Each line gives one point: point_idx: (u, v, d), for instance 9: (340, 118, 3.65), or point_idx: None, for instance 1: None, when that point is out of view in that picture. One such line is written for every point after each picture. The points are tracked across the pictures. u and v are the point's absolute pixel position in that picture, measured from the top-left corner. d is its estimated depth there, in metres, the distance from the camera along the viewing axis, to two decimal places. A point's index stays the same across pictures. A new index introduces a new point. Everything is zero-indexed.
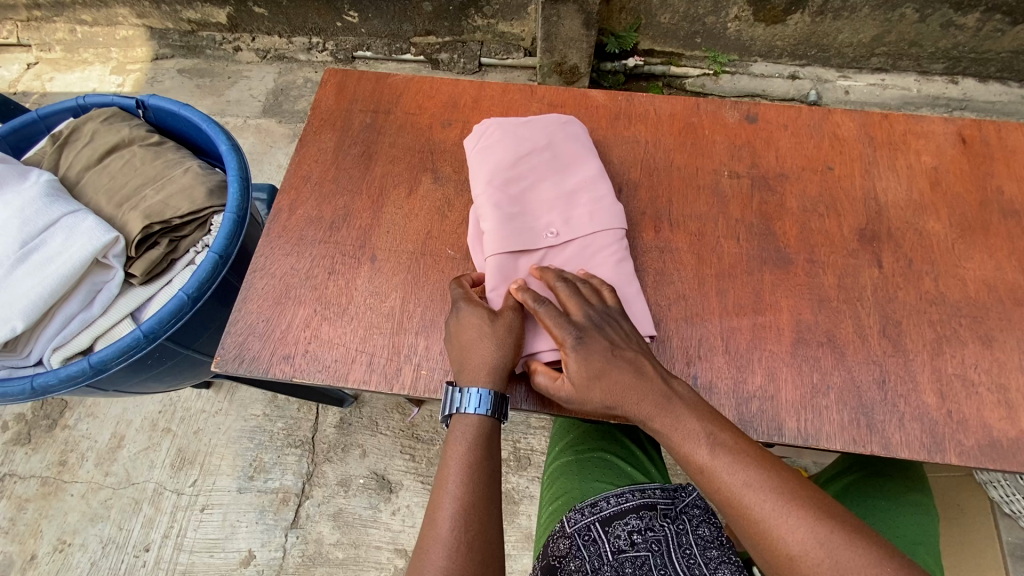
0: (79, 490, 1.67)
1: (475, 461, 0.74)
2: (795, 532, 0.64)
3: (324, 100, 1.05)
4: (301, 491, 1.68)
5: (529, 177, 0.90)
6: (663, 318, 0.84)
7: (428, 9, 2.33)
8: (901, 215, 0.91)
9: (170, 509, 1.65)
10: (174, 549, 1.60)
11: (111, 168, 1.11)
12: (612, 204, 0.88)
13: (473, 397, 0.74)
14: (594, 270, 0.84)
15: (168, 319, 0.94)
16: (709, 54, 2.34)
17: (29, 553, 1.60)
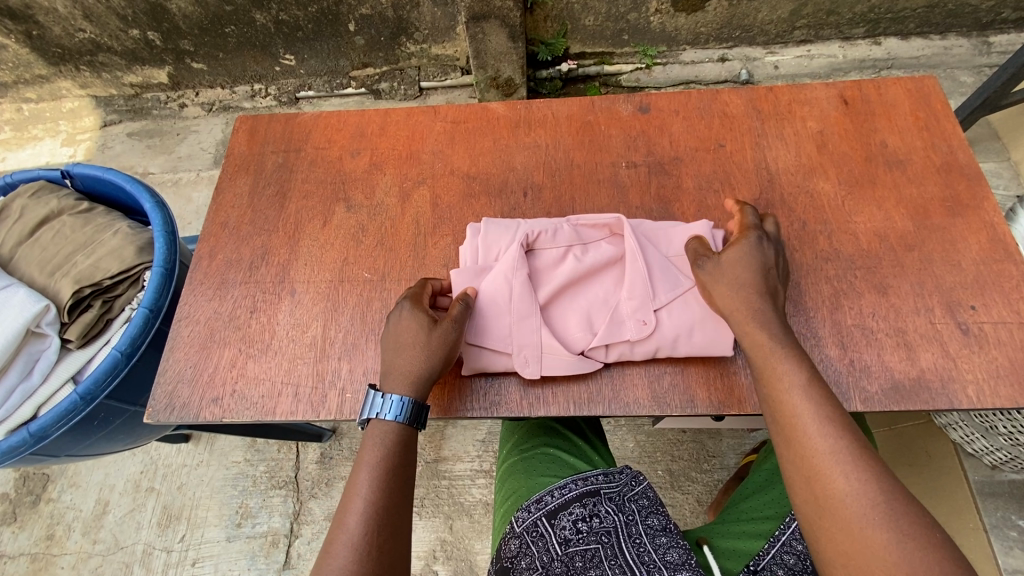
0: (69, 562, 1.68)
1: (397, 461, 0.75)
2: (850, 472, 0.63)
3: (236, 147, 1.08)
4: (290, 531, 1.69)
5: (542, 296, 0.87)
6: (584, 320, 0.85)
7: (361, 43, 2.38)
8: (792, 180, 0.95)
9: (161, 568, 1.65)
10: None
11: (42, 240, 1.13)
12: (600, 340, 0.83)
13: (391, 403, 0.77)
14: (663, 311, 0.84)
15: (103, 378, 0.97)
16: (639, 48, 2.41)
17: None
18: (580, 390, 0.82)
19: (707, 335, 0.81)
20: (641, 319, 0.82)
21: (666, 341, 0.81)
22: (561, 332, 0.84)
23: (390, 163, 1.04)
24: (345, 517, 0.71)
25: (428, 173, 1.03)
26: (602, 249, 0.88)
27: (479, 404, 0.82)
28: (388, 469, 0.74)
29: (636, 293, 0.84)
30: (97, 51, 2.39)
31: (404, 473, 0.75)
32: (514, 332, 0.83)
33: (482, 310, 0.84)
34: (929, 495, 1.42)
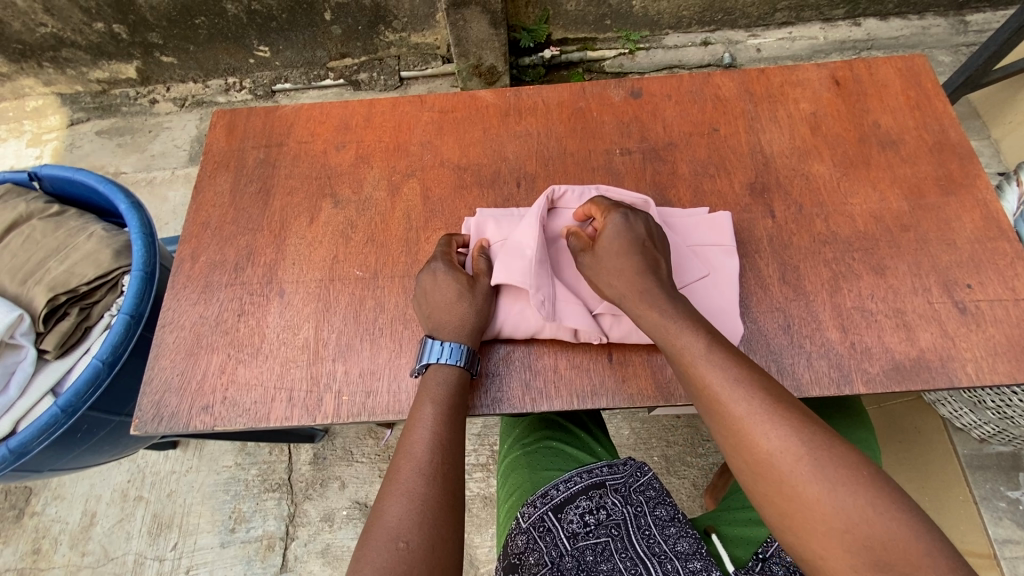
0: None
1: (445, 444, 0.72)
2: (770, 431, 0.63)
3: (215, 143, 1.04)
4: (285, 534, 1.66)
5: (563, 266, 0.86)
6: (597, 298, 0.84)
7: (338, 32, 2.33)
8: (787, 163, 0.94)
9: None
10: None
11: (11, 246, 1.08)
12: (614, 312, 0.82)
13: (449, 348, 0.77)
14: None
15: (84, 390, 0.93)
16: (622, 34, 2.40)
17: None
18: (584, 382, 0.81)
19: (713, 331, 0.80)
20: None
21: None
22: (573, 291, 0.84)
23: (378, 156, 1.01)
24: (401, 468, 0.69)
25: (417, 164, 1.00)
26: None
27: (488, 399, 0.80)
28: (446, 425, 0.73)
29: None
30: (60, 47, 2.29)
31: (461, 433, 0.74)
32: (531, 273, 0.82)
33: (508, 252, 0.84)
34: (921, 472, 1.45)
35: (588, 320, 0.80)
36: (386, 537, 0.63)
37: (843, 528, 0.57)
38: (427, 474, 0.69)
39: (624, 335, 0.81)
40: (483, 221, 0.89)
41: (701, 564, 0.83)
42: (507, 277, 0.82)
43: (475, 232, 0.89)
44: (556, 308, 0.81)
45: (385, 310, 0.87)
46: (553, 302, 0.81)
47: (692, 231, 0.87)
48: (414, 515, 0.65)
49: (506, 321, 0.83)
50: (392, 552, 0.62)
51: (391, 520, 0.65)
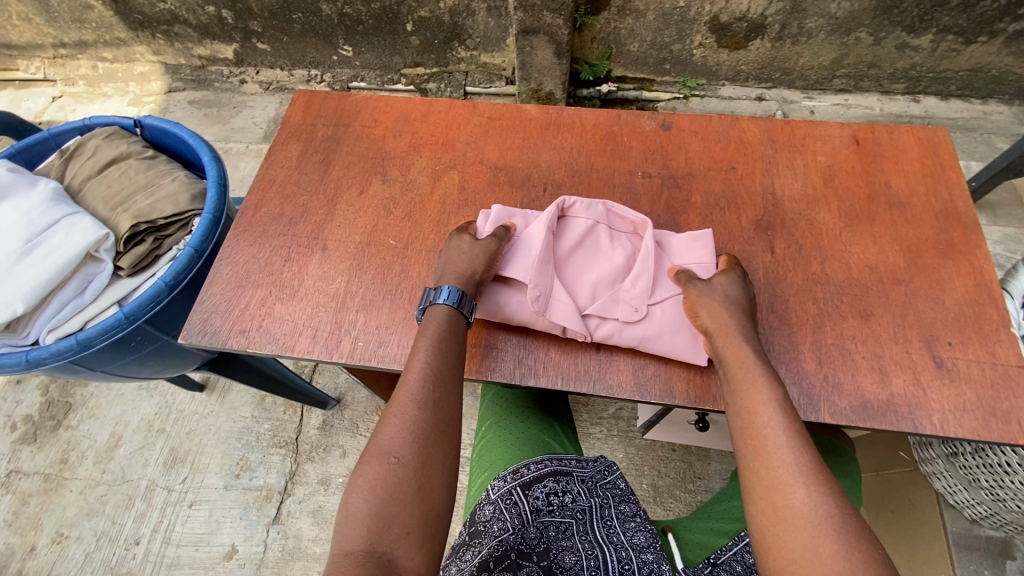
0: (77, 487, 1.79)
1: (436, 374, 0.81)
2: (784, 446, 0.72)
3: (292, 116, 1.20)
4: (283, 489, 1.78)
5: (564, 268, 0.95)
6: (589, 299, 0.92)
7: (415, 43, 2.58)
8: (795, 207, 1.01)
9: (160, 505, 1.76)
10: (162, 543, 1.70)
11: (109, 178, 1.26)
12: (603, 313, 0.89)
13: (442, 292, 0.87)
14: (660, 308, 0.90)
15: (146, 304, 1.08)
16: (680, 79, 2.55)
17: (29, 545, 1.72)
18: (569, 367, 0.89)
19: (687, 342, 0.88)
20: (635, 305, 0.90)
21: (645, 332, 0.88)
22: (570, 291, 0.93)
23: (427, 147, 1.14)
24: (398, 395, 0.80)
25: (460, 159, 1.12)
26: (622, 241, 0.99)
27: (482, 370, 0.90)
28: (436, 358, 0.82)
29: (639, 286, 0.92)
30: (173, 22, 2.58)
31: (451, 365, 0.83)
32: (532, 271, 0.91)
33: (516, 250, 0.94)
34: (909, 542, 1.44)
35: (577, 316, 0.88)
36: (381, 454, 0.75)
37: (816, 540, 0.65)
38: (419, 401, 0.79)
39: (607, 335, 0.89)
40: (501, 213, 0.98)
41: (654, 556, 0.88)
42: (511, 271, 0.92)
43: (492, 218, 0.97)
44: (550, 304, 0.90)
45: (409, 277, 0.98)
46: (548, 298, 0.90)
47: (686, 250, 0.96)
48: (404, 435, 0.76)
49: (506, 299, 0.91)
50: (385, 465, 0.74)
51: (385, 439, 0.76)
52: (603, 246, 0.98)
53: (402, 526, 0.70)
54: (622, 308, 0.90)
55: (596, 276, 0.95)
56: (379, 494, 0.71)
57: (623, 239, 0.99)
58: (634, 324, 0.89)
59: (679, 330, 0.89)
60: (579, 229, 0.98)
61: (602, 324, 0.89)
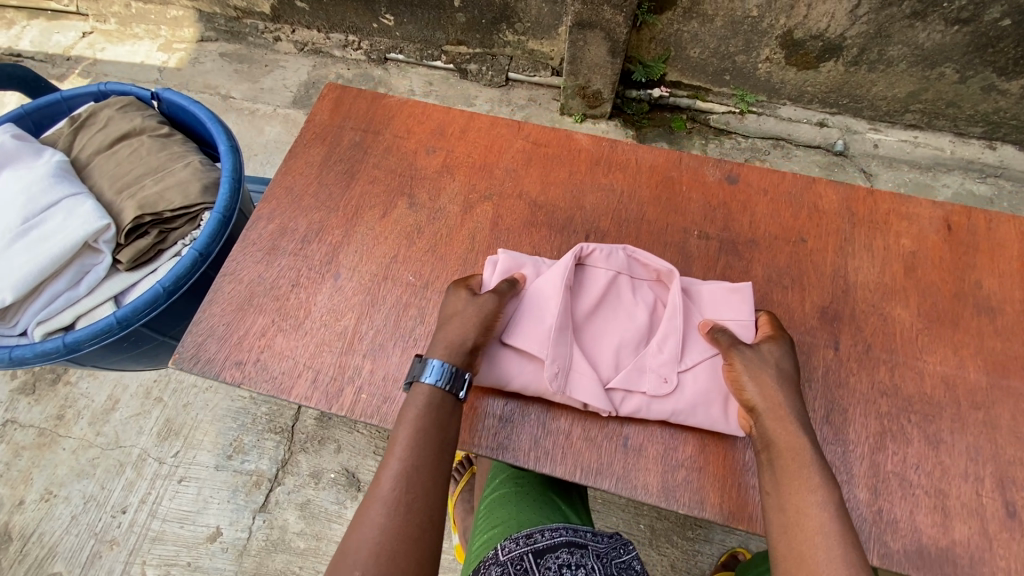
0: (70, 446, 1.76)
1: (413, 472, 0.73)
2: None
3: (319, 114, 1.09)
4: (274, 476, 1.74)
5: (582, 330, 0.86)
6: (612, 368, 0.83)
7: (461, 20, 2.43)
8: (867, 298, 0.89)
9: (150, 476, 1.72)
10: (148, 515, 1.67)
11: (119, 155, 1.17)
12: (629, 386, 0.81)
13: (430, 369, 0.78)
14: (691, 376, 0.82)
15: (142, 308, 0.99)
16: (738, 92, 2.36)
17: (17, 498, 1.69)
18: (590, 457, 0.80)
19: (724, 414, 0.80)
20: (664, 375, 0.81)
21: (678, 406, 0.80)
22: (590, 360, 0.84)
23: (462, 170, 1.03)
24: (371, 494, 0.72)
25: (497, 189, 1.01)
26: (645, 292, 0.89)
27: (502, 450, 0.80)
28: (413, 452, 0.74)
29: (668, 350, 0.83)
30: None
31: (431, 459, 0.74)
32: (547, 341, 0.82)
33: (528, 312, 0.85)
34: None
35: (601, 393, 0.80)
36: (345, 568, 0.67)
37: None
38: (392, 505, 0.71)
39: (634, 410, 0.80)
40: (509, 265, 0.89)
41: None
42: (524, 340, 0.83)
43: (499, 272, 0.88)
44: (569, 378, 0.81)
45: (425, 322, 0.89)
46: (566, 372, 0.81)
47: (721, 305, 0.86)
48: (373, 548, 0.68)
49: (519, 372, 0.82)
50: None
51: (352, 550, 0.68)
52: (623, 301, 0.88)
53: None
54: (650, 380, 0.81)
55: (617, 338, 0.86)
56: None
57: (648, 291, 0.90)
58: (666, 398, 0.80)
59: (714, 401, 0.80)
60: (596, 281, 0.89)
61: (629, 398, 0.81)
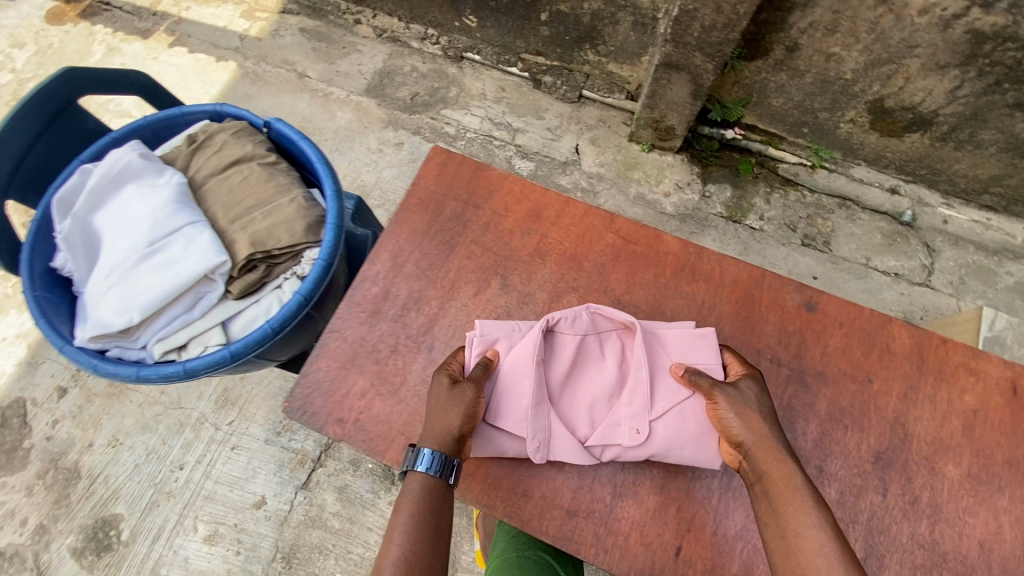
0: (136, 400, 2.18)
1: (413, 558, 0.80)
2: None
3: (423, 178, 1.16)
4: (315, 458, 2.10)
5: (559, 394, 0.97)
6: (591, 422, 0.95)
7: (545, 33, 2.42)
8: (922, 449, 0.95)
9: (206, 440, 2.12)
10: (202, 476, 2.07)
11: (231, 182, 1.25)
12: (608, 440, 0.94)
13: (424, 458, 0.85)
14: (662, 423, 0.93)
15: (251, 345, 1.10)
16: (813, 145, 2.36)
17: (89, 440, 2.13)
18: (644, 563, 0.90)
19: (697, 451, 0.92)
20: (636, 427, 0.93)
21: (656, 451, 0.93)
22: (569, 423, 0.96)
23: (554, 257, 1.09)
24: None
25: (584, 282, 1.07)
26: (613, 345, 1.01)
27: (541, 529, 0.92)
28: (413, 540, 0.81)
29: (637, 402, 0.94)
30: None
31: (429, 544, 0.82)
32: (527, 417, 0.94)
33: (504, 385, 0.96)
34: None
35: (582, 454, 0.93)
36: None
37: None
38: None
39: (614, 457, 0.94)
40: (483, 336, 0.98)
41: None
42: (505, 416, 0.94)
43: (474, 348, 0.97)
44: (552, 445, 0.94)
45: None
46: (547, 442, 0.94)
47: (685, 354, 0.97)
48: None
49: (508, 440, 0.94)
50: None
51: None
52: (592, 360, 1.00)
53: None
54: (628, 435, 0.93)
55: (591, 397, 0.97)
56: None
57: (616, 344, 1.00)
58: (643, 448, 0.93)
59: (685, 443, 0.92)
60: (563, 343, 0.99)
61: (610, 450, 0.94)
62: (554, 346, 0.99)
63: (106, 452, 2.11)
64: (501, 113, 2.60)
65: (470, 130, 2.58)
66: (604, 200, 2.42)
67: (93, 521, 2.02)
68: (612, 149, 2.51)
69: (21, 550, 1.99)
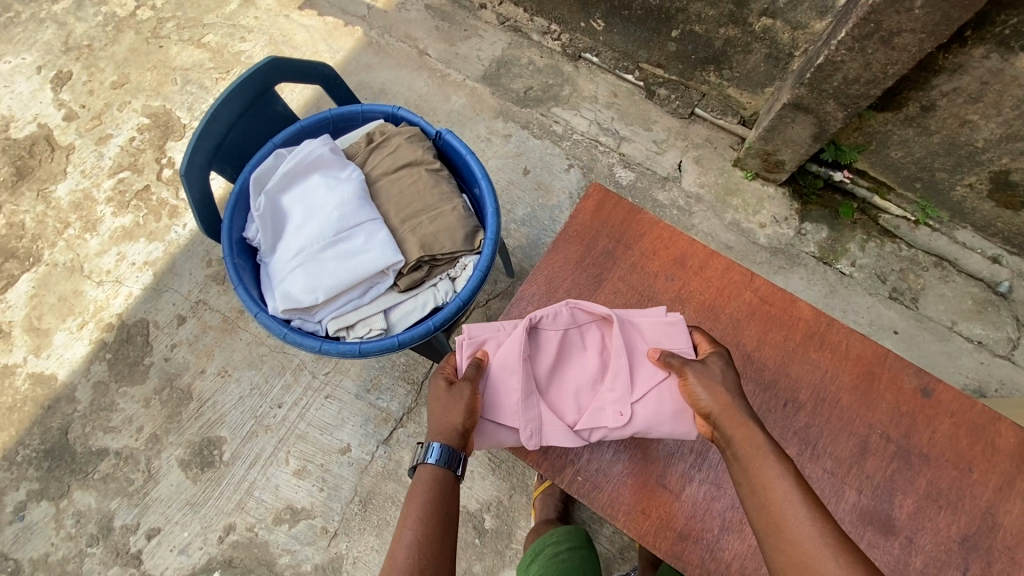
0: (245, 338, 2.42)
1: (426, 538, 0.99)
2: None
3: (582, 213, 1.30)
4: (398, 418, 2.30)
5: (548, 387, 1.18)
6: (580, 407, 1.16)
7: (671, 49, 2.47)
8: (1009, 540, 1.04)
9: (304, 385, 2.35)
10: (298, 417, 2.30)
11: (402, 184, 1.41)
12: (596, 421, 1.13)
13: (430, 451, 1.07)
14: (640, 405, 1.12)
15: (415, 336, 1.26)
16: (921, 202, 2.35)
17: (202, 367, 2.37)
18: None
19: (673, 427, 1.10)
20: (618, 410, 1.12)
21: (640, 428, 1.12)
22: (558, 412, 1.16)
23: (693, 304, 1.22)
24: (392, 565, 0.96)
25: (718, 332, 1.20)
26: (593, 336, 1.21)
27: (606, 513, 1.15)
28: (422, 524, 1.01)
29: (618, 387, 1.15)
30: None
31: (435, 527, 1.01)
32: (520, 409, 1.13)
33: (497, 378, 1.16)
34: None
35: (574, 437, 1.12)
36: None
37: None
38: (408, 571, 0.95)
39: (602, 436, 1.13)
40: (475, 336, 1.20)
41: None
42: (501, 408, 1.14)
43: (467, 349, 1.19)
44: (544, 431, 1.13)
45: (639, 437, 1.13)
46: (539, 429, 1.13)
47: (654, 342, 1.16)
48: None
49: (509, 429, 1.14)
50: None
51: None
52: (577, 354, 1.21)
53: None
54: (613, 417, 1.12)
55: (576, 386, 1.18)
56: None
57: (595, 338, 1.21)
58: (626, 427, 1.11)
59: (663, 422, 1.10)
60: (549, 337, 1.20)
61: (599, 431, 1.13)
62: (540, 342, 1.20)
63: (216, 380, 2.35)
64: (609, 119, 2.65)
65: (577, 131, 2.65)
66: (699, 221, 2.48)
67: (199, 439, 2.27)
68: (714, 171, 2.55)
69: (137, 453, 2.26)
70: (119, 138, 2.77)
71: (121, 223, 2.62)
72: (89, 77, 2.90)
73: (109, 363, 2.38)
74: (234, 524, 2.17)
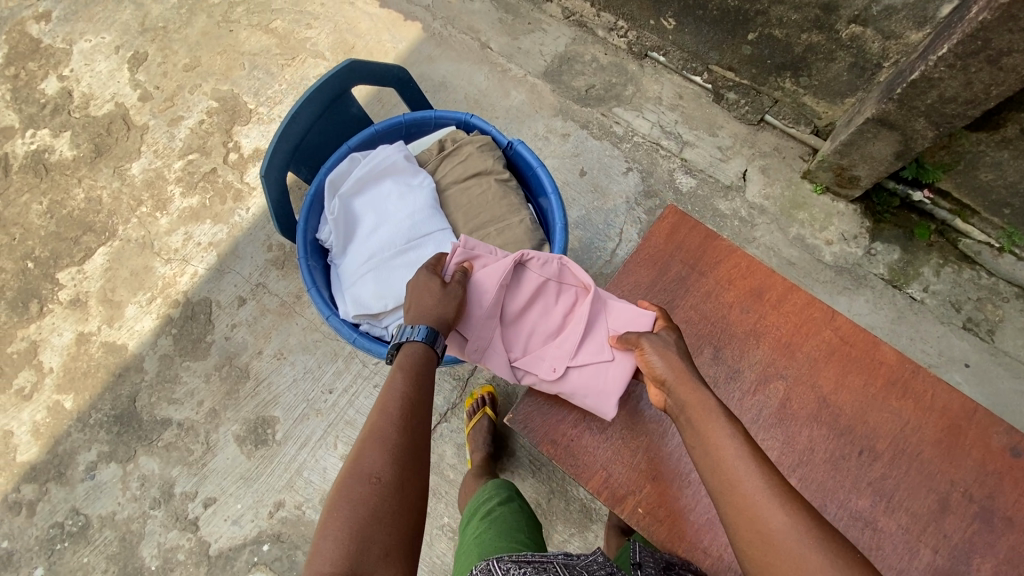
0: (302, 323, 2.49)
1: (411, 401, 1.15)
2: None
3: (656, 235, 1.29)
4: (442, 413, 2.34)
5: (514, 322, 1.37)
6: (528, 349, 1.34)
7: (745, 52, 2.35)
8: None
9: (354, 372, 2.41)
10: (347, 403, 2.37)
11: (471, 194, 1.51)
12: (535, 368, 1.28)
13: (415, 331, 1.22)
14: (576, 366, 1.25)
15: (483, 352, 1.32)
16: (1007, 228, 2.20)
17: (260, 348, 2.47)
18: None
19: (597, 399, 1.20)
20: (554, 366, 1.26)
21: (566, 389, 1.23)
22: (513, 343, 1.35)
23: (768, 340, 1.18)
24: (376, 418, 1.12)
25: (793, 371, 1.16)
26: (568, 292, 1.38)
27: (617, 506, 1.17)
28: (408, 387, 1.17)
29: (566, 346, 1.29)
30: None
31: (418, 391, 1.18)
32: (483, 324, 1.33)
33: (474, 295, 1.34)
34: None
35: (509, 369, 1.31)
36: (363, 475, 1.03)
37: None
38: (392, 425, 1.11)
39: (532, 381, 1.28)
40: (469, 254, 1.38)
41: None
42: (470, 320, 1.34)
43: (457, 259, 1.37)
44: (492, 351, 1.33)
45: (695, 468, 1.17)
46: (490, 348, 1.33)
47: (618, 318, 1.26)
48: (381, 455, 1.06)
49: (470, 344, 1.34)
50: (369, 483, 1.02)
51: (366, 461, 1.05)
52: (546, 304, 1.37)
53: (383, 530, 0.99)
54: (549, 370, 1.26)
55: (536, 330, 1.36)
56: (359, 505, 1.00)
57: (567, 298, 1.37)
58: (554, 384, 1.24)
59: (594, 390, 1.21)
60: (527, 281, 1.37)
61: (532, 377, 1.28)
62: (521, 282, 1.37)
63: (272, 362, 2.44)
64: (673, 122, 2.58)
65: (638, 133, 2.58)
66: (760, 234, 2.39)
67: (254, 417, 2.37)
68: (781, 182, 2.45)
69: (197, 425, 2.38)
70: (190, 121, 2.86)
71: (189, 203, 2.72)
72: (163, 59, 3.00)
73: (174, 338, 2.50)
74: (284, 501, 2.27)
